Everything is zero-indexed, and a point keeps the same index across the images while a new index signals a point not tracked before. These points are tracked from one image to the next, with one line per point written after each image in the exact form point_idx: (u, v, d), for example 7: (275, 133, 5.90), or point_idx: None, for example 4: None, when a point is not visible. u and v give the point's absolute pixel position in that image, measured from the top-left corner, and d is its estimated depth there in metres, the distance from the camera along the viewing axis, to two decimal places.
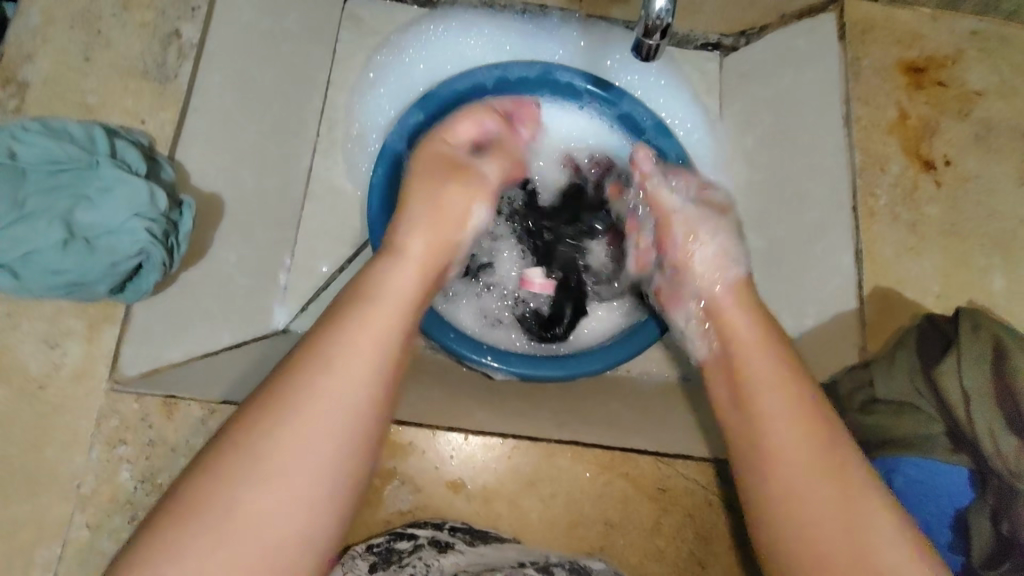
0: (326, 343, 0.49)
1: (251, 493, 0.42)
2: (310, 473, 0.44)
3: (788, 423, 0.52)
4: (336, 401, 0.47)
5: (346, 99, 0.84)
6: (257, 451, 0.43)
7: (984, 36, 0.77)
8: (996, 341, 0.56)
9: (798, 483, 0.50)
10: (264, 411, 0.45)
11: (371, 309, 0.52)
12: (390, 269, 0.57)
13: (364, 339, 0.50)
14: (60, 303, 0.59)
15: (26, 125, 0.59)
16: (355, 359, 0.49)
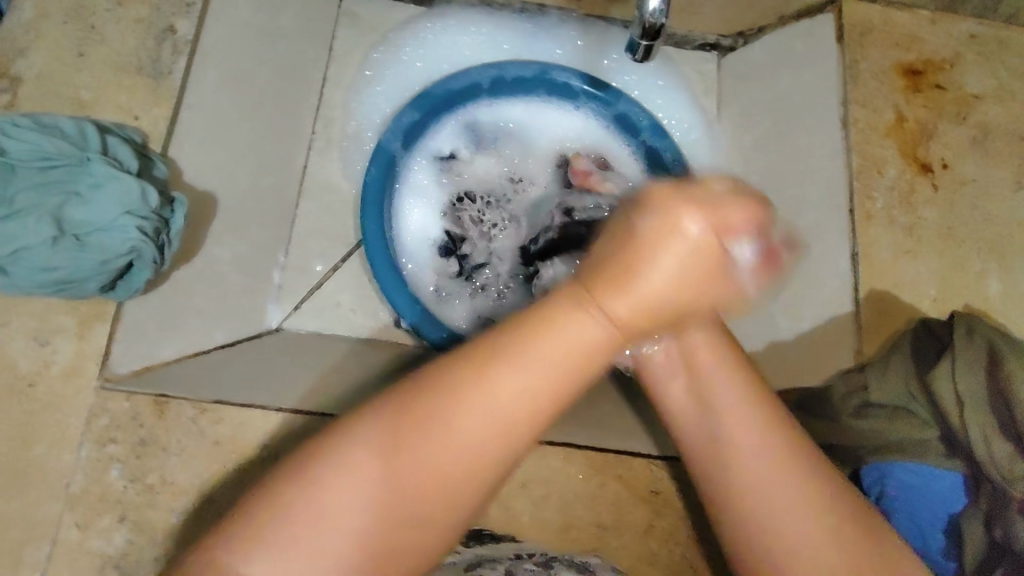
0: (481, 375, 0.43)
1: (350, 499, 0.41)
2: (399, 502, 0.42)
3: (744, 433, 0.48)
4: (466, 436, 0.42)
5: (343, 96, 0.83)
6: (363, 465, 0.41)
7: (982, 39, 0.77)
8: (992, 346, 0.57)
9: (767, 485, 0.46)
10: (393, 421, 0.42)
11: (525, 347, 0.43)
12: (572, 315, 0.43)
13: (529, 376, 0.43)
14: (50, 300, 0.59)
15: (18, 120, 0.58)
16: (508, 398, 0.43)
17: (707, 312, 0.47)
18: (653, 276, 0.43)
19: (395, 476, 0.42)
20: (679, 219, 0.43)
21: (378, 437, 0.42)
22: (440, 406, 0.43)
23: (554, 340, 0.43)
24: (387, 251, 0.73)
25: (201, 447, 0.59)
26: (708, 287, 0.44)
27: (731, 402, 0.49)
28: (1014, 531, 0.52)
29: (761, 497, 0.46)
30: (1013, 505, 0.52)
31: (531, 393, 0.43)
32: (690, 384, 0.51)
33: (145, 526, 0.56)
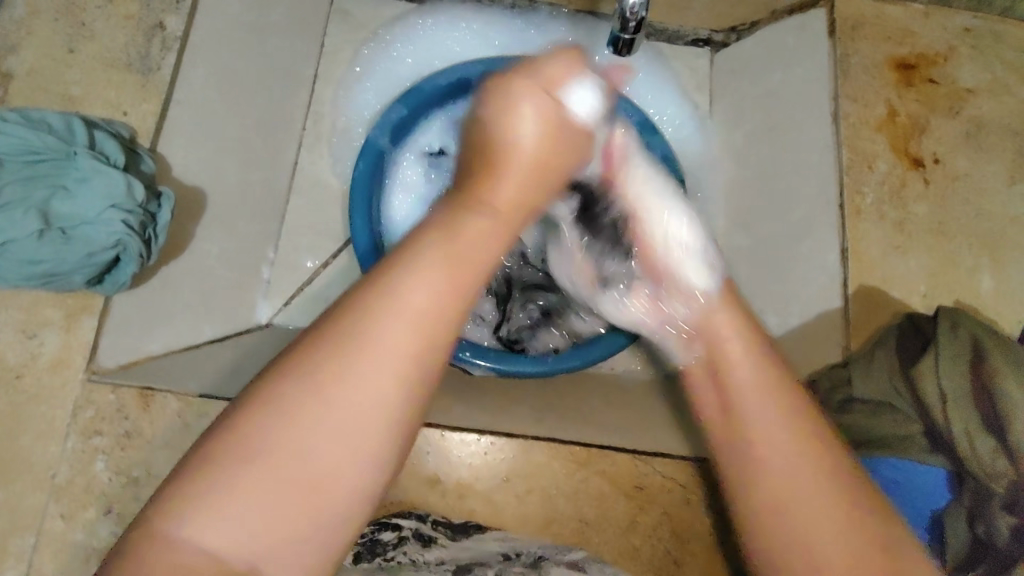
0: (387, 282, 0.37)
1: (229, 521, 0.32)
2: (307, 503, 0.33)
3: (765, 424, 0.43)
4: (344, 414, 0.34)
5: (332, 92, 0.84)
6: (239, 470, 0.33)
7: (977, 33, 0.76)
8: (975, 342, 0.56)
9: (786, 490, 0.41)
10: (263, 404, 0.34)
11: (426, 266, 0.38)
12: (465, 213, 0.42)
13: (432, 282, 0.37)
14: (38, 293, 0.59)
15: (5, 115, 0.59)
16: (401, 323, 0.36)
17: (545, 141, 0.47)
18: (515, 152, 0.46)
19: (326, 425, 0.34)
20: (519, 105, 0.47)
21: (290, 390, 0.34)
22: (340, 351, 0.35)
23: (453, 243, 0.40)
24: (374, 246, 0.72)
25: (186, 441, 0.59)
26: (576, 138, 0.49)
27: (764, 405, 0.43)
28: (996, 528, 0.52)
29: (776, 485, 0.41)
30: (998, 499, 0.52)
31: (421, 312, 0.37)
32: (721, 393, 0.46)
33: (129, 517, 0.57)
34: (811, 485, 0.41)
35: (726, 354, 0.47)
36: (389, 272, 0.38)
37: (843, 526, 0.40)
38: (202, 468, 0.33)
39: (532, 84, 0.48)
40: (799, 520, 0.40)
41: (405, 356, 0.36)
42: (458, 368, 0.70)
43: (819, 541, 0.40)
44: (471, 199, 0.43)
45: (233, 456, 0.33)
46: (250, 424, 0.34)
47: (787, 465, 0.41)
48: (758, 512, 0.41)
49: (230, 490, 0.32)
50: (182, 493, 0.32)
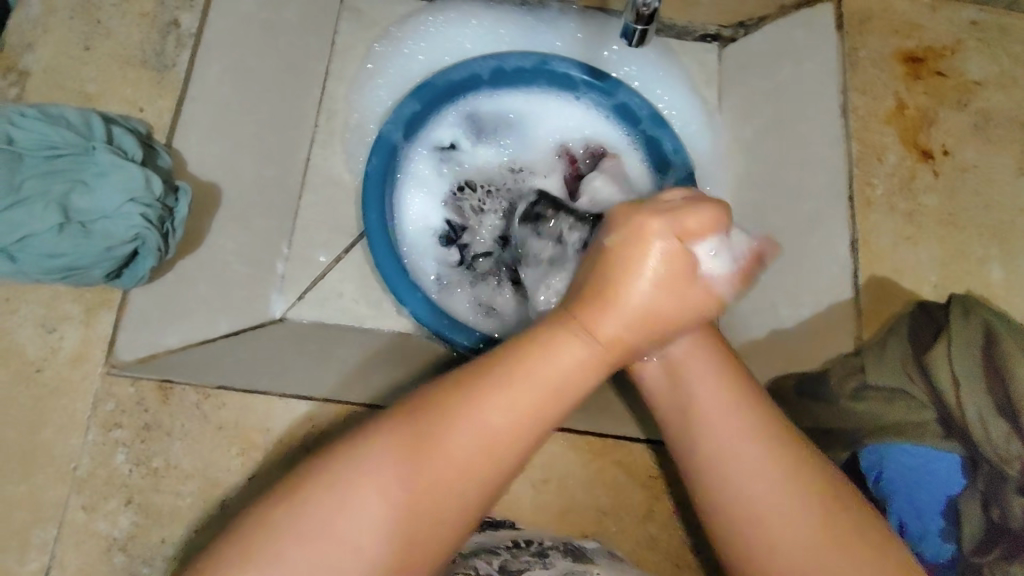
0: (464, 407, 0.44)
1: (339, 527, 0.41)
2: (399, 531, 0.42)
3: (720, 413, 0.49)
4: (445, 469, 0.43)
5: (345, 91, 0.84)
6: (361, 488, 0.42)
7: (984, 26, 0.76)
8: (987, 327, 0.57)
9: (746, 477, 0.46)
10: (390, 447, 0.43)
11: (514, 386, 0.45)
12: (555, 333, 0.46)
13: (498, 423, 0.44)
14: (58, 288, 0.60)
15: (24, 111, 0.59)
16: (474, 438, 0.44)
17: (700, 303, 0.49)
18: (633, 289, 0.47)
19: (374, 497, 0.42)
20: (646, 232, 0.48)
21: (366, 467, 0.43)
22: (419, 455, 0.43)
23: (545, 364, 0.45)
24: (388, 239, 0.73)
25: (206, 433, 0.60)
26: (682, 293, 0.48)
27: (708, 387, 0.50)
28: (1012, 512, 0.53)
29: (743, 469, 0.47)
30: (1011, 483, 0.53)
31: (486, 438, 0.44)
32: (664, 365, 0.52)
33: (149, 509, 0.57)
34: (778, 478, 0.46)
35: (686, 362, 0.51)
36: (533, 349, 0.46)
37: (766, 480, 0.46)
38: (282, 500, 0.42)
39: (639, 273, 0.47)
40: (734, 479, 0.47)
41: (453, 469, 0.43)
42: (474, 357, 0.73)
43: (750, 483, 0.46)
44: (573, 322, 0.47)
45: (310, 501, 0.41)
46: (328, 475, 0.42)
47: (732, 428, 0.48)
48: (705, 473, 0.48)
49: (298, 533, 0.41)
50: (259, 527, 0.41)
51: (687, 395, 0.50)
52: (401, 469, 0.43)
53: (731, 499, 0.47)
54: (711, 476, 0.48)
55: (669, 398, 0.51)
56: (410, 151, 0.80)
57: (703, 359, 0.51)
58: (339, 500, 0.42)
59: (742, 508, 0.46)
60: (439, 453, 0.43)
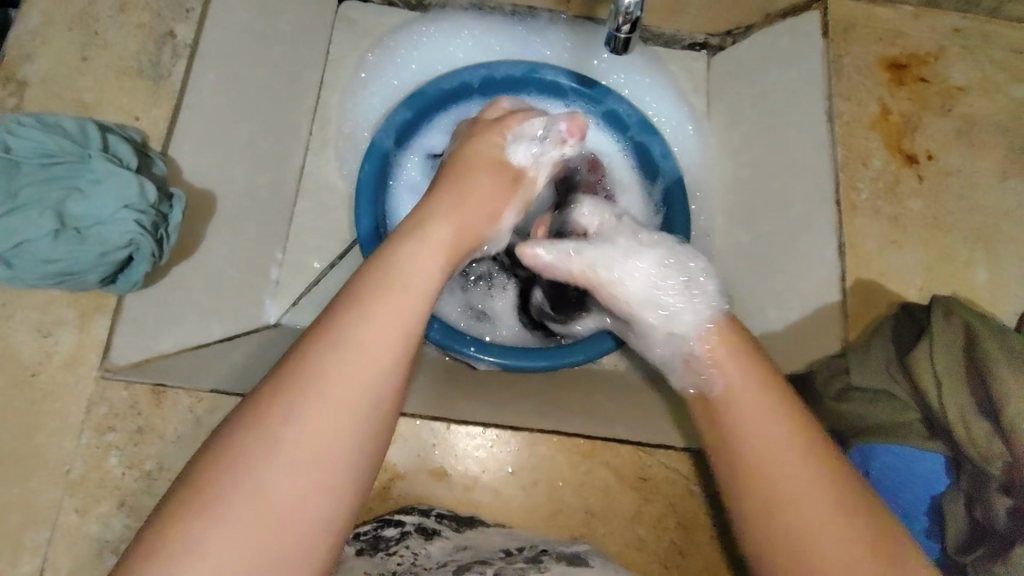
0: (393, 309, 0.47)
1: (256, 477, 0.40)
2: (313, 466, 0.41)
3: (776, 427, 0.50)
4: (344, 381, 0.43)
5: (339, 100, 0.87)
6: (273, 426, 0.41)
7: (966, 33, 0.77)
8: (967, 326, 0.58)
9: (792, 491, 0.47)
10: (279, 386, 0.42)
11: (379, 302, 0.47)
12: (393, 258, 0.50)
13: (401, 306, 0.47)
14: (53, 293, 0.61)
15: (21, 120, 0.60)
16: (374, 346, 0.45)
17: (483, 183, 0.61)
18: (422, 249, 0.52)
19: (302, 423, 0.41)
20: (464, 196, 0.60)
21: (277, 395, 0.42)
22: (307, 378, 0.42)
23: (408, 262, 0.50)
24: (380, 244, 0.75)
25: (197, 437, 0.60)
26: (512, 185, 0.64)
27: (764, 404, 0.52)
28: (995, 512, 0.52)
29: (789, 487, 0.48)
30: (994, 483, 0.53)
31: (371, 339, 0.45)
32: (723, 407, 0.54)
33: (143, 511, 0.58)
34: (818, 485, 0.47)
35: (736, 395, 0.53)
36: (389, 258, 0.50)
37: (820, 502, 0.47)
38: (203, 477, 0.40)
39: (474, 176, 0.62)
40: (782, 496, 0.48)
41: (359, 378, 0.43)
42: (463, 362, 0.72)
43: (799, 506, 0.47)
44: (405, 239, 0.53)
45: (223, 458, 0.40)
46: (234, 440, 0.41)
47: (785, 449, 0.49)
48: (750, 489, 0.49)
49: (242, 467, 0.40)
50: (182, 500, 0.39)
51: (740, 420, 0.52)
52: (311, 405, 0.42)
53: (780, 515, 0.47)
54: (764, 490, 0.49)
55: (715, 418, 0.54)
56: (401, 158, 0.81)
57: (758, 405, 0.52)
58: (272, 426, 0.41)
59: (786, 519, 0.47)
60: (328, 378, 0.43)
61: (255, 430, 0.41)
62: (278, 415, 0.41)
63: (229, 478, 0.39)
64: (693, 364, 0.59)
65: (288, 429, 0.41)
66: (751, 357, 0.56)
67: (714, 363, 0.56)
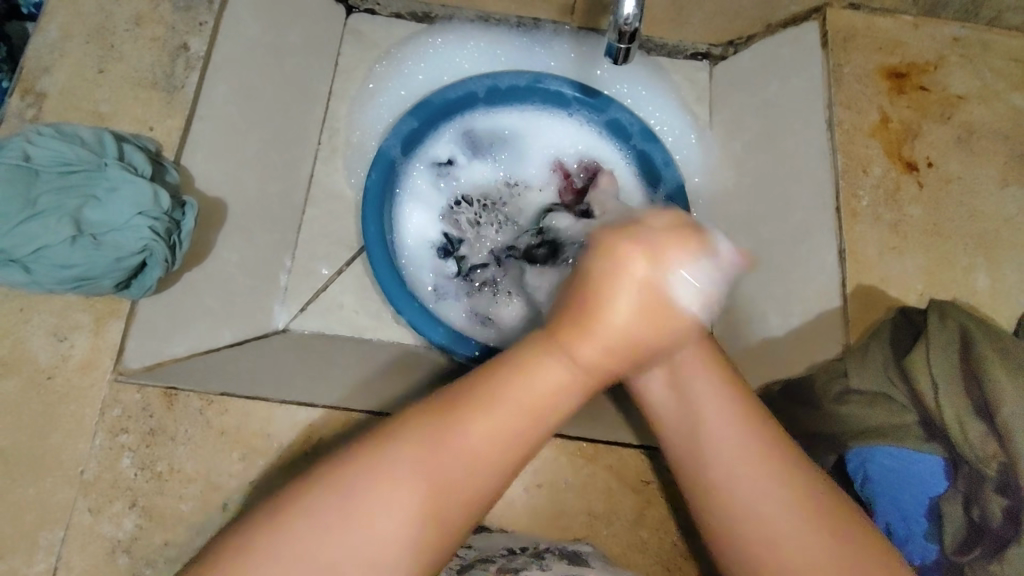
0: (468, 433, 0.47)
1: (305, 566, 0.42)
2: (364, 563, 0.43)
3: (722, 427, 0.51)
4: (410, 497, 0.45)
5: (347, 109, 0.89)
6: (333, 528, 0.43)
7: (965, 42, 0.78)
8: (962, 330, 0.59)
9: (743, 488, 0.49)
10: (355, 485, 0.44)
11: (474, 418, 0.47)
12: (541, 359, 0.49)
13: (490, 432, 0.47)
14: (69, 298, 0.62)
15: (41, 131, 0.62)
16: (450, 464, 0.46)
17: (658, 279, 0.50)
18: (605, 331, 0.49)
19: (366, 525, 0.43)
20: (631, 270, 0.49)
21: (348, 492, 0.44)
22: (348, 506, 0.44)
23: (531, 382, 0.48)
24: (387, 253, 0.76)
25: (207, 437, 0.62)
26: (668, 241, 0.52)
27: (716, 403, 0.51)
28: (989, 510, 0.54)
29: (744, 489, 0.48)
30: (990, 483, 0.54)
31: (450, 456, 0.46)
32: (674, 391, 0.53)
33: (154, 511, 0.59)
34: (765, 482, 0.48)
35: (688, 373, 0.53)
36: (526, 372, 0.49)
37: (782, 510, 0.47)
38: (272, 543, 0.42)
39: (611, 275, 0.49)
40: (743, 504, 0.48)
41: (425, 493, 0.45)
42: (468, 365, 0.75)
43: (753, 505, 0.48)
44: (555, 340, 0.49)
45: (290, 539, 0.42)
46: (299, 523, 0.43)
47: (733, 447, 0.50)
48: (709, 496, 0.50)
49: (304, 549, 0.42)
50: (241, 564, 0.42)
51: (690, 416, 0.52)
52: (376, 507, 0.44)
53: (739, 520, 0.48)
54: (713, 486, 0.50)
55: (678, 418, 0.53)
56: (408, 166, 0.83)
57: (718, 413, 0.51)
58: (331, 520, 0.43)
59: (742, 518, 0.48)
60: (395, 494, 0.44)
61: (318, 520, 0.43)
62: (331, 523, 0.43)
63: (286, 555, 0.42)
64: (682, 340, 0.56)
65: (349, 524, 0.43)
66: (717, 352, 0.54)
67: (695, 346, 0.54)
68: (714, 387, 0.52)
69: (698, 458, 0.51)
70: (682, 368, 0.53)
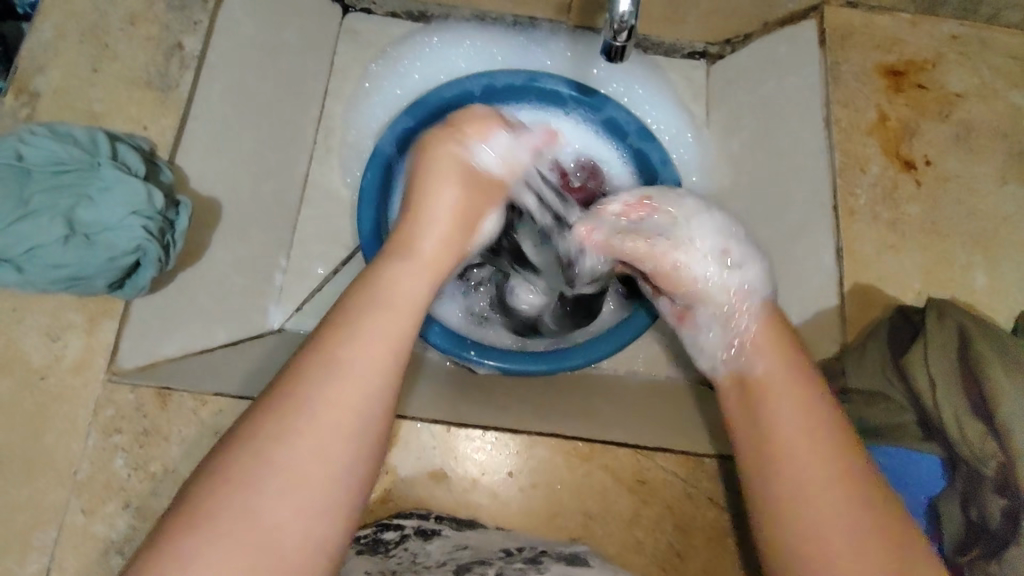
0: (364, 330, 0.48)
1: (254, 499, 0.41)
2: (306, 476, 0.42)
3: (802, 438, 0.50)
4: (345, 402, 0.45)
5: (343, 109, 0.89)
6: (268, 450, 0.42)
7: (964, 40, 0.78)
8: (960, 330, 0.58)
9: (826, 505, 0.47)
10: (282, 405, 0.44)
11: (367, 315, 0.49)
12: (389, 266, 0.55)
13: (386, 327, 0.49)
14: (62, 298, 0.62)
15: (34, 130, 0.62)
16: (362, 358, 0.47)
17: (469, 198, 0.63)
18: (437, 206, 0.61)
19: (302, 441, 0.43)
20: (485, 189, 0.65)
21: (274, 419, 0.44)
22: (273, 435, 0.43)
23: (391, 290, 0.52)
24: (382, 251, 0.76)
25: (202, 438, 0.61)
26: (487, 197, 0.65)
27: (793, 412, 0.51)
28: (989, 512, 0.53)
29: (826, 506, 0.47)
30: (989, 482, 0.53)
31: (374, 356, 0.48)
32: (750, 403, 0.54)
33: (147, 512, 0.59)
34: (847, 501, 0.47)
35: (776, 392, 0.53)
36: (380, 278, 0.53)
37: (846, 510, 0.47)
38: (204, 489, 0.41)
39: (474, 185, 0.64)
40: (819, 516, 0.47)
41: (352, 394, 0.46)
42: (463, 365, 0.74)
43: (835, 527, 0.47)
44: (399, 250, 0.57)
45: (228, 476, 0.42)
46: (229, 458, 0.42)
47: (812, 461, 0.49)
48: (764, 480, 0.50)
49: (241, 483, 0.41)
50: (181, 521, 0.40)
51: (774, 429, 0.51)
52: (308, 420, 0.44)
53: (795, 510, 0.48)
54: (798, 499, 0.48)
55: (756, 430, 0.52)
56: None
57: (797, 417, 0.51)
58: (272, 450, 0.43)
59: (821, 534, 0.47)
60: (320, 401, 0.45)
61: (256, 453, 0.42)
62: (261, 446, 0.43)
63: (232, 498, 0.41)
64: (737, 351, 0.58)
65: (282, 447, 0.43)
66: (784, 352, 0.57)
67: (756, 351, 0.57)
68: (806, 393, 0.52)
69: (773, 471, 0.50)
70: (762, 390, 0.54)
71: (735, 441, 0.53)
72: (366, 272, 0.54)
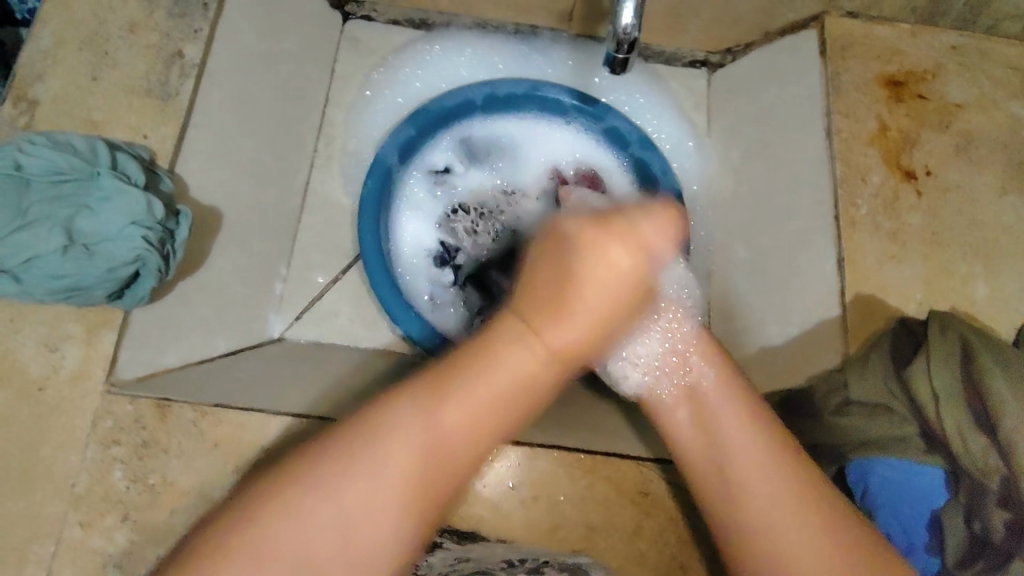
0: (445, 406, 0.48)
1: (300, 526, 0.45)
2: (365, 536, 0.46)
3: (746, 448, 0.53)
4: (404, 463, 0.47)
5: (343, 116, 0.89)
6: (330, 487, 0.46)
7: (963, 50, 0.78)
8: (963, 341, 0.58)
9: (756, 505, 0.51)
10: (346, 447, 0.47)
11: (449, 391, 0.49)
12: (511, 346, 0.49)
13: (483, 411, 0.49)
14: (62, 308, 0.61)
15: (34, 139, 0.62)
16: (437, 429, 0.48)
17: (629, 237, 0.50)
18: (584, 277, 0.49)
19: (362, 492, 0.46)
20: (608, 254, 0.49)
21: (336, 455, 0.47)
22: (336, 476, 0.46)
23: (490, 376, 0.49)
24: (383, 263, 0.76)
25: (201, 450, 0.61)
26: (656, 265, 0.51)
27: (738, 430, 0.54)
28: (992, 525, 0.53)
29: (759, 510, 0.51)
30: (992, 496, 0.54)
31: (448, 436, 0.48)
32: (696, 420, 0.56)
33: (145, 525, 0.58)
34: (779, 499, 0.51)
35: (718, 416, 0.55)
36: (486, 358, 0.49)
37: (795, 526, 0.50)
38: (259, 502, 0.45)
39: (648, 211, 0.51)
40: (759, 517, 0.51)
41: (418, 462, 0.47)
42: None
43: (775, 529, 0.50)
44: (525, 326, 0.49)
45: (282, 497, 0.45)
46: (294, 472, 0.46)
47: (753, 465, 0.53)
48: (722, 500, 0.53)
49: (299, 511, 0.45)
50: (231, 526, 0.45)
51: (717, 442, 0.55)
52: (374, 472, 0.46)
53: (744, 522, 0.52)
54: (745, 506, 0.52)
55: (701, 451, 0.55)
56: (405, 174, 0.82)
57: (743, 436, 0.54)
58: (333, 484, 0.46)
59: (766, 536, 0.51)
60: (383, 462, 0.47)
61: (313, 483, 0.46)
62: (322, 479, 0.46)
63: (285, 520, 0.45)
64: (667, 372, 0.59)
65: (344, 484, 0.46)
66: (728, 373, 0.58)
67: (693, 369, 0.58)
68: (741, 402, 0.55)
69: (722, 479, 0.54)
70: (705, 404, 0.56)
71: (678, 448, 0.57)
72: (482, 332, 0.52)
